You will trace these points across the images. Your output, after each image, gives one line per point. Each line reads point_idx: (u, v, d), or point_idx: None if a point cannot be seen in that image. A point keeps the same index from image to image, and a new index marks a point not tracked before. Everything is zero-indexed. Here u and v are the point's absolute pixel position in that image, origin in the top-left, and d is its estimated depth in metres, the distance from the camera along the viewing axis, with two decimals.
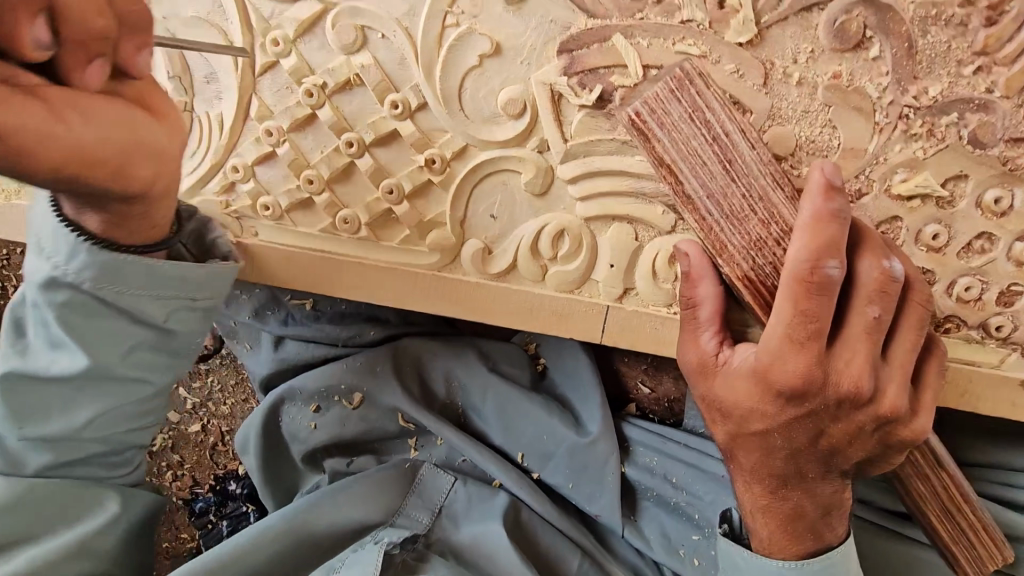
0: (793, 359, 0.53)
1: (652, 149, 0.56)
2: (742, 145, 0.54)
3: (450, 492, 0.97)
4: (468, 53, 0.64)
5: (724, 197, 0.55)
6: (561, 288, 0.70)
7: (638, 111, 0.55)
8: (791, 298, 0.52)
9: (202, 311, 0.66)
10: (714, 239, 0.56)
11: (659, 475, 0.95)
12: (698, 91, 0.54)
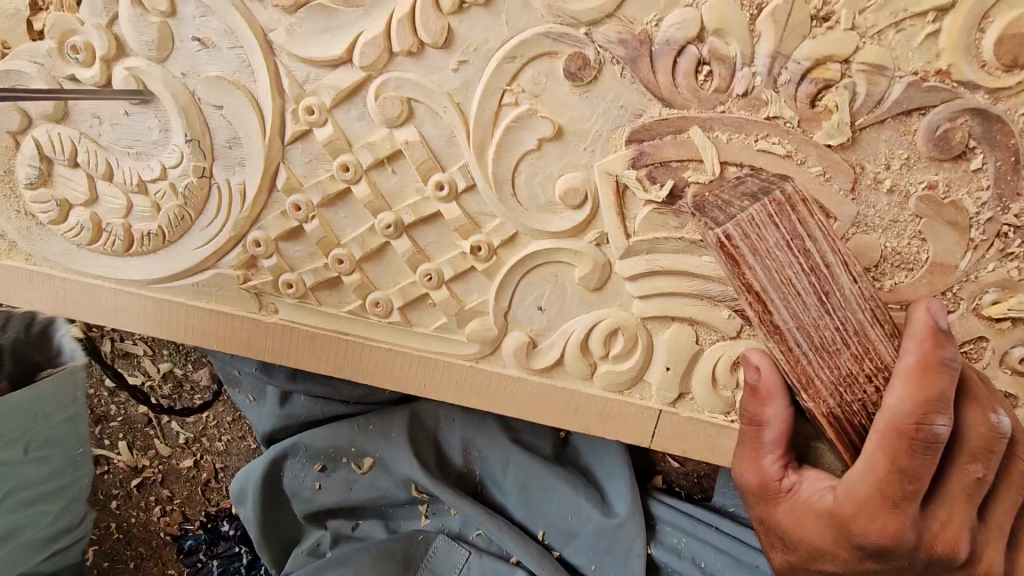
0: (881, 513, 0.51)
1: (741, 274, 0.52)
2: (841, 277, 0.52)
3: (463, 567, 0.94)
4: (526, 135, 0.57)
5: (816, 329, 0.52)
6: (610, 388, 0.64)
7: (729, 234, 0.51)
8: (889, 452, 0.49)
9: (67, 422, 0.72)
10: (798, 371, 0.53)
11: (686, 558, 0.90)
12: (800, 219, 0.51)
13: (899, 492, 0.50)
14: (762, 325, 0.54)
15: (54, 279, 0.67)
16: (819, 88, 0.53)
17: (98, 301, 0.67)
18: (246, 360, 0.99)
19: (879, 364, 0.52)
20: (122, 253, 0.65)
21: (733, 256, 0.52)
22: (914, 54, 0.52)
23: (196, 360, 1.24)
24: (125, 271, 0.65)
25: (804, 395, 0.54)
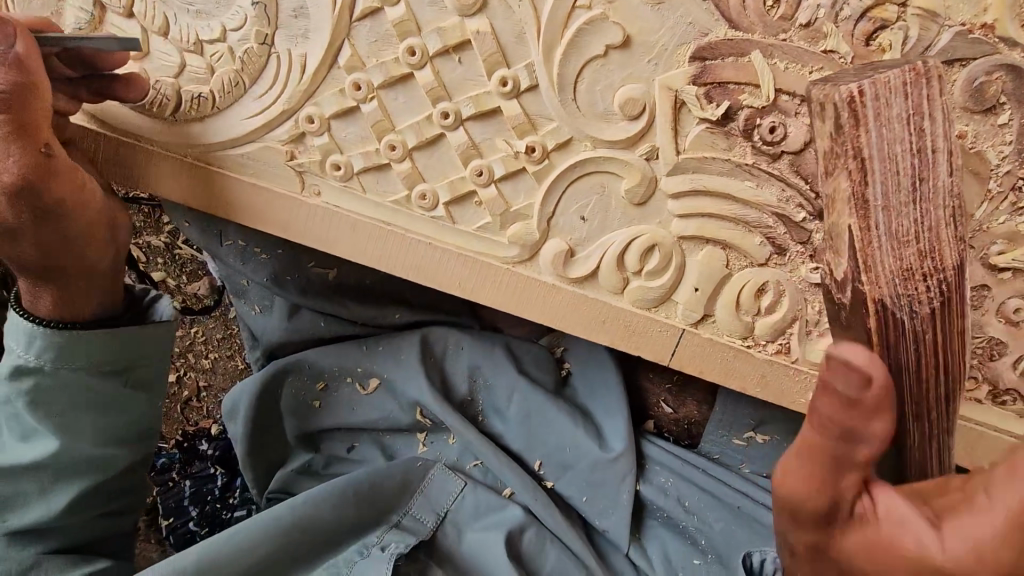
0: (906, 427, 0.48)
1: (851, 138, 0.44)
2: (944, 165, 0.44)
3: (457, 496, 0.93)
4: (596, 41, 0.59)
5: (896, 216, 0.44)
6: (638, 305, 0.67)
7: (861, 90, 0.43)
8: (929, 364, 0.46)
9: (149, 366, 0.77)
10: (868, 262, 0.45)
11: (671, 496, 0.95)
12: (929, 90, 0.43)
13: (919, 410, 0.47)
14: (846, 200, 0.46)
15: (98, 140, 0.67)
16: (876, 27, 0.56)
17: (140, 165, 0.67)
18: (257, 269, 0.96)
19: (939, 264, 0.44)
20: (168, 115, 0.64)
21: (848, 120, 0.44)
22: (964, 6, 0.55)
23: (190, 273, 1.22)
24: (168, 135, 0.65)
25: (861, 281, 0.45)
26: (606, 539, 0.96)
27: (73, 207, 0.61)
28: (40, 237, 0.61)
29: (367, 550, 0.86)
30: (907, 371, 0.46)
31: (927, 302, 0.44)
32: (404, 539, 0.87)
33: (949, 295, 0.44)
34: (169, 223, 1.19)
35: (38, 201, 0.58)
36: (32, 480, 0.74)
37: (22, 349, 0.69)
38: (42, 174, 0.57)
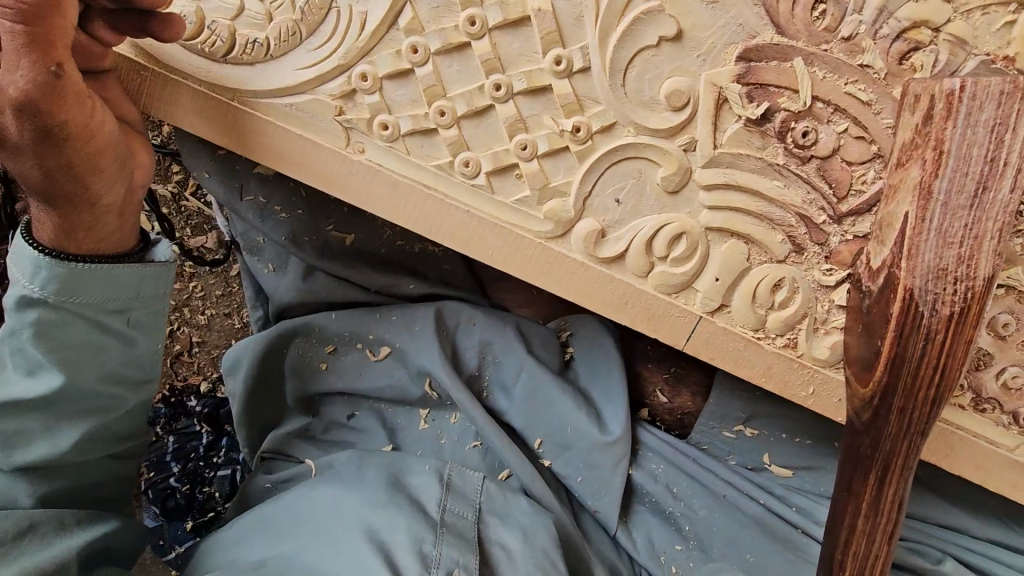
0: (900, 397, 0.60)
1: (938, 130, 0.52)
2: (1009, 179, 0.52)
3: (482, 490, 0.84)
4: (650, 31, 0.62)
5: (951, 215, 0.53)
6: (661, 289, 0.70)
7: (957, 87, 0.51)
8: (937, 346, 0.56)
9: (151, 310, 0.75)
10: (913, 249, 0.55)
11: (661, 483, 0.98)
12: (1021, 108, 0.50)
13: (912, 381, 0.59)
14: (913, 187, 0.54)
15: (145, 72, 0.67)
16: (910, 48, 0.60)
17: (185, 104, 0.67)
18: (276, 229, 0.97)
19: (971, 271, 0.53)
20: (218, 58, 0.65)
21: (927, 111, 0.53)
22: (991, 37, 0.58)
23: (195, 227, 1.21)
24: (216, 77, 0.65)
25: (901, 266, 0.56)
26: (594, 521, 0.98)
27: (76, 132, 0.58)
28: (40, 157, 0.58)
29: (430, 574, 0.71)
30: (911, 344, 0.57)
31: (950, 298, 0.54)
32: (461, 561, 0.74)
33: (972, 300, 0.54)
34: (176, 171, 1.17)
35: (39, 121, 0.55)
36: (32, 418, 0.72)
37: (25, 279, 0.67)
38: (47, 94, 0.55)
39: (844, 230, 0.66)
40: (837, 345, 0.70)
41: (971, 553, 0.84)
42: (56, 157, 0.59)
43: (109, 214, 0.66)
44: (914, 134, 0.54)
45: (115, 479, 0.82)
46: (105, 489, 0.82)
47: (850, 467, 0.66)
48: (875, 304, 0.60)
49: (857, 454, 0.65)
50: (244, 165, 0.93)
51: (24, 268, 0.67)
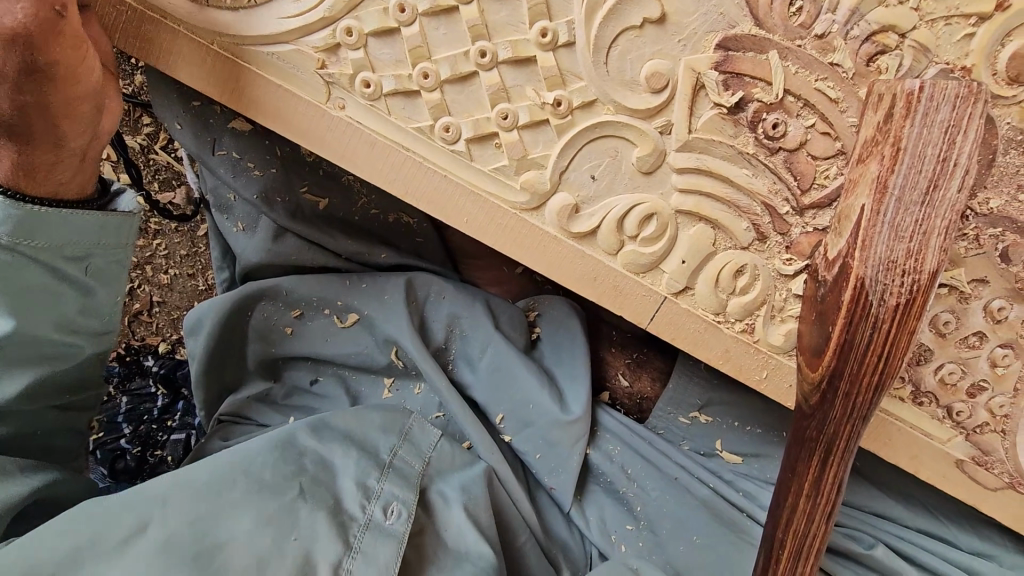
0: (844, 383, 0.63)
1: (897, 128, 0.55)
2: (958, 180, 0.54)
3: (435, 447, 0.89)
4: (635, 12, 0.63)
5: (903, 210, 0.56)
6: (629, 267, 0.73)
7: (919, 86, 0.53)
8: (880, 336, 0.60)
9: (116, 257, 0.74)
10: (866, 241, 0.57)
11: (616, 463, 1.00)
12: (973, 112, 0.53)
13: (855, 368, 0.62)
14: (870, 182, 0.57)
15: (122, 8, 0.65)
16: (877, 51, 0.63)
17: (163, 41, 0.66)
18: (247, 186, 0.94)
19: (919, 266, 0.56)
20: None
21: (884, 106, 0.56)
22: (951, 47, 0.62)
23: (164, 183, 1.17)
24: (195, 18, 0.64)
25: (854, 255, 0.58)
26: (550, 499, 1.00)
27: (63, 72, 0.57)
28: (17, 92, 0.56)
29: (368, 506, 0.76)
30: (855, 332, 0.60)
31: (897, 290, 0.57)
32: (400, 496, 0.79)
33: (917, 293, 0.57)
34: (146, 123, 1.14)
35: (29, 57, 0.54)
36: None
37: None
38: (44, 29, 0.54)
39: (805, 222, 0.69)
40: (791, 332, 0.73)
41: (901, 540, 0.89)
42: (36, 94, 0.57)
43: (71, 159, 0.65)
44: (877, 131, 0.56)
45: (61, 428, 0.81)
46: (50, 439, 0.80)
47: (795, 448, 0.69)
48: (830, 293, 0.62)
49: (803, 437, 0.68)
50: (218, 119, 0.91)
51: None
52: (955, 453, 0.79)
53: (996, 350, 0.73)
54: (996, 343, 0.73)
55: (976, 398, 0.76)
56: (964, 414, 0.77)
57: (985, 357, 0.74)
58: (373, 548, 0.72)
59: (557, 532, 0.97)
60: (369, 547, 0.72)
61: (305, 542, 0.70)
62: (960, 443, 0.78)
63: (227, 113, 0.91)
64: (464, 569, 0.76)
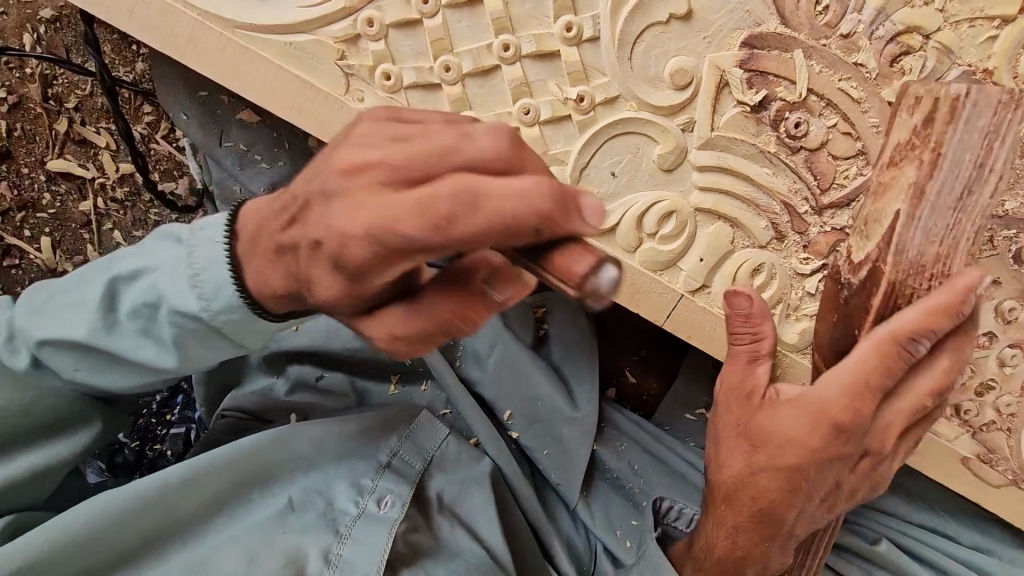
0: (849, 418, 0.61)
1: (938, 133, 0.52)
2: (992, 186, 0.53)
3: (442, 443, 0.91)
4: (661, 7, 0.63)
5: (935, 216, 0.54)
6: (647, 264, 0.72)
7: (962, 92, 0.51)
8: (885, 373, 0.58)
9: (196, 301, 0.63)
10: (898, 246, 0.56)
11: (623, 459, 1.01)
12: (1012, 118, 0.51)
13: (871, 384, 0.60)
14: (906, 188, 0.55)
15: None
16: (900, 51, 0.63)
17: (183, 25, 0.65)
18: (254, 178, 0.93)
19: (943, 271, 0.56)
20: None
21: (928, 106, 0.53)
22: (974, 49, 0.62)
23: (165, 172, 1.15)
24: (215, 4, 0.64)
25: (886, 260, 0.57)
26: (557, 495, 1.00)
27: None
28: None
29: (362, 501, 0.80)
30: (866, 342, 0.59)
31: (910, 297, 0.58)
32: (395, 490, 0.82)
33: (942, 300, 0.56)
34: (148, 112, 1.12)
35: None
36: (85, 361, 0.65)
37: (164, 250, 0.60)
38: None
39: (824, 222, 0.69)
40: (806, 331, 0.73)
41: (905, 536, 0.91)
42: None
43: None
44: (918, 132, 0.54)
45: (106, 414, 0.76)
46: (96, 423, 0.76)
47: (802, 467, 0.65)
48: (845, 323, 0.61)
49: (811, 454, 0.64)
50: (225, 110, 0.90)
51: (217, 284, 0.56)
52: (961, 451, 0.80)
53: (1005, 350, 0.74)
54: (1005, 343, 0.74)
55: (984, 397, 0.77)
56: (972, 412, 0.78)
57: (994, 357, 0.75)
58: (364, 537, 0.76)
59: (563, 529, 0.97)
60: (359, 536, 0.76)
61: (295, 535, 0.75)
62: (967, 441, 0.80)
63: (234, 105, 0.90)
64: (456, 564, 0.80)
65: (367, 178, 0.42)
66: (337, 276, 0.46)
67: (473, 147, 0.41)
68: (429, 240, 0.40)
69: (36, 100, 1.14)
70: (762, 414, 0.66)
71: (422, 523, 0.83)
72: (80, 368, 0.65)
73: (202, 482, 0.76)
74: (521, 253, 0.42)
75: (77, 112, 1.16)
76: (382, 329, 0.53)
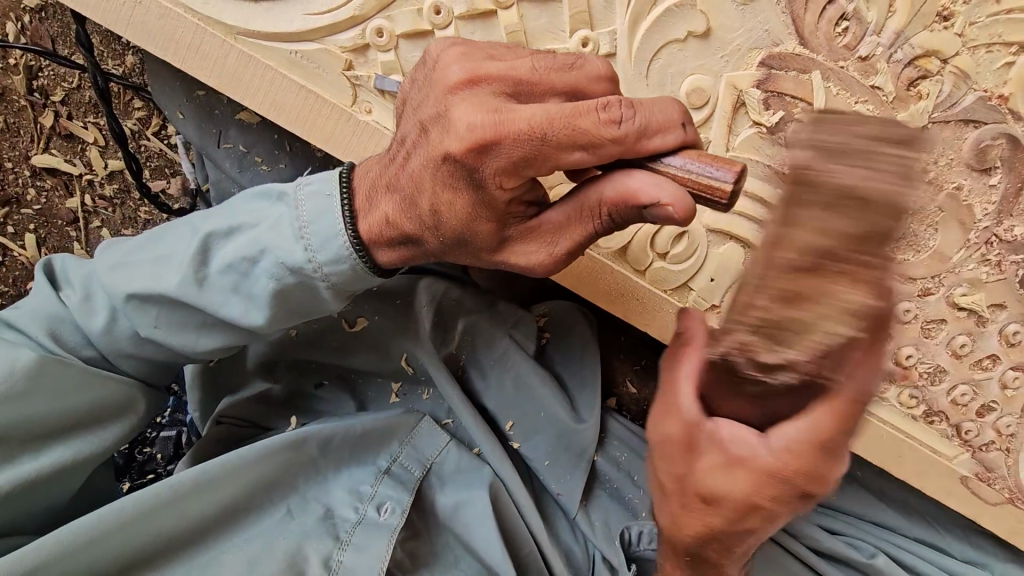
0: (801, 478, 0.52)
1: None
2: None
3: (442, 449, 0.89)
4: (679, 25, 0.64)
5: None
6: (657, 285, 0.74)
7: None
8: (817, 427, 0.48)
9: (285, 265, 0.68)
10: None
11: (623, 470, 1.00)
12: None
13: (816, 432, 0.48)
14: None
15: (162, 9, 0.71)
16: (918, 75, 0.61)
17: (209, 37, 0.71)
18: (253, 181, 0.90)
19: None
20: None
21: (885, 197, 0.37)
22: (991, 75, 0.59)
23: (156, 169, 1.12)
24: (229, 14, 0.70)
25: None
26: (555, 503, 0.98)
27: None
28: None
29: (361, 507, 0.81)
30: None
31: None
32: (396, 497, 0.83)
33: None
34: (138, 107, 1.08)
35: None
36: (154, 311, 0.69)
37: (260, 207, 0.68)
38: None
39: None
40: None
41: (899, 550, 0.90)
42: None
43: None
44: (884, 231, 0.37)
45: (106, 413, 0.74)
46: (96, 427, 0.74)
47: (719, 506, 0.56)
48: (778, 393, 0.46)
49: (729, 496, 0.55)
50: (225, 111, 0.88)
51: (321, 240, 0.63)
52: (960, 470, 0.80)
53: (1008, 372, 0.73)
54: (1008, 366, 0.72)
55: (984, 418, 0.76)
56: (972, 432, 0.77)
57: (997, 379, 0.74)
58: (363, 542, 0.77)
59: (563, 540, 0.94)
60: (359, 542, 0.76)
61: (293, 540, 0.75)
62: (966, 460, 0.79)
63: (232, 106, 0.88)
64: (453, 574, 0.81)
65: (486, 89, 0.53)
66: (487, 185, 0.53)
67: (589, 67, 0.54)
68: (597, 138, 0.49)
69: (20, 92, 1.09)
70: (708, 471, 0.55)
71: (422, 528, 0.85)
72: (161, 325, 0.70)
73: (210, 487, 0.74)
74: (661, 160, 0.50)
75: (63, 106, 1.11)
76: (537, 244, 0.58)
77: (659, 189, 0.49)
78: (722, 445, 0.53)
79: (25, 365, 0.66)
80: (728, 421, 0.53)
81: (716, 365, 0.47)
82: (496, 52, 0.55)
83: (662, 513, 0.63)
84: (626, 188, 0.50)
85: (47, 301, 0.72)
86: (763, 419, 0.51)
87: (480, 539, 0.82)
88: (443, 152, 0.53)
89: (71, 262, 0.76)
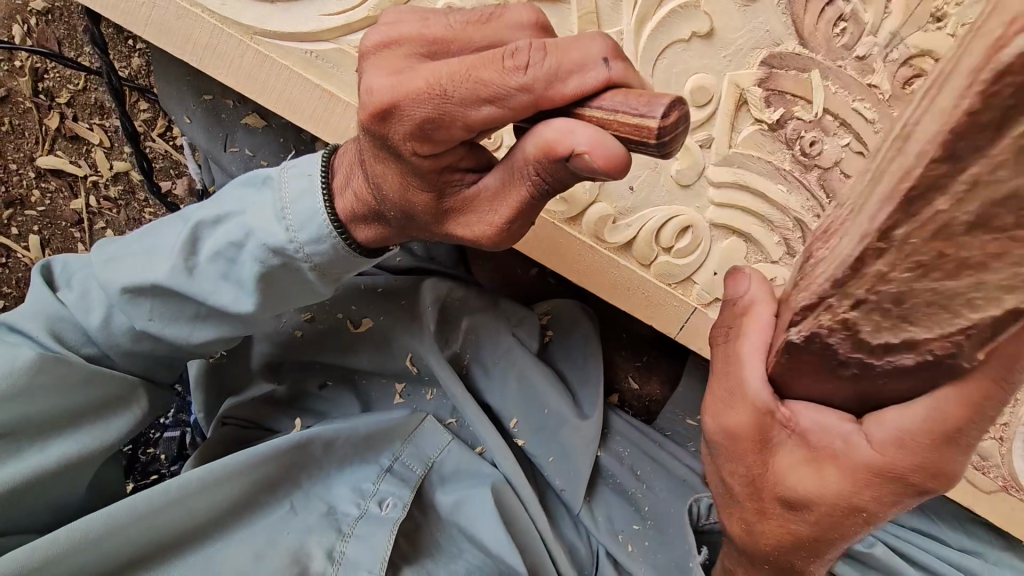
0: (916, 475, 0.49)
1: None
2: None
3: (443, 448, 0.91)
4: (684, 25, 0.66)
5: None
6: (663, 279, 0.76)
7: None
8: (942, 415, 0.45)
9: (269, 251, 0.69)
10: None
11: (625, 465, 1.01)
12: None
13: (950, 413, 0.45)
14: None
15: (180, 10, 0.73)
16: (913, 74, 0.62)
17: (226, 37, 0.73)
18: None
19: None
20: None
21: None
22: None
23: (163, 172, 1.13)
24: (247, 16, 0.72)
25: None
26: (558, 500, 0.99)
27: None
28: None
29: (364, 503, 0.81)
30: None
31: None
32: (397, 493, 0.83)
33: None
34: (144, 109, 1.09)
35: None
36: (144, 302, 0.70)
37: (245, 195, 0.69)
38: None
39: None
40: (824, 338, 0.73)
41: (898, 539, 0.91)
42: None
43: None
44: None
45: (97, 405, 0.73)
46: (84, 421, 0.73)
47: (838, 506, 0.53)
48: (895, 374, 0.43)
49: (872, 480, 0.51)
50: (234, 112, 0.89)
51: (302, 220, 0.64)
52: None
53: None
54: None
55: None
56: None
57: None
58: (367, 536, 0.78)
59: (566, 536, 0.95)
60: (360, 536, 0.78)
61: (296, 537, 0.76)
62: None
63: (242, 107, 0.89)
64: (458, 563, 0.82)
65: (401, 50, 0.53)
66: (404, 152, 0.54)
67: (512, 16, 0.53)
68: (502, 87, 0.47)
69: (25, 94, 1.10)
70: (787, 467, 0.55)
71: (424, 521, 0.86)
72: (155, 318, 0.71)
73: (217, 486, 0.75)
74: (587, 105, 0.46)
75: (69, 108, 1.12)
76: (472, 216, 0.57)
77: (576, 137, 0.45)
78: (803, 434, 0.52)
79: (25, 363, 0.67)
80: (810, 406, 0.51)
81: (801, 353, 0.47)
82: (415, 11, 0.55)
83: (733, 520, 0.62)
84: (540, 142, 0.47)
85: (46, 302, 0.73)
86: (848, 402, 0.49)
87: (484, 536, 0.82)
88: (360, 122, 0.55)
89: (70, 263, 0.77)
